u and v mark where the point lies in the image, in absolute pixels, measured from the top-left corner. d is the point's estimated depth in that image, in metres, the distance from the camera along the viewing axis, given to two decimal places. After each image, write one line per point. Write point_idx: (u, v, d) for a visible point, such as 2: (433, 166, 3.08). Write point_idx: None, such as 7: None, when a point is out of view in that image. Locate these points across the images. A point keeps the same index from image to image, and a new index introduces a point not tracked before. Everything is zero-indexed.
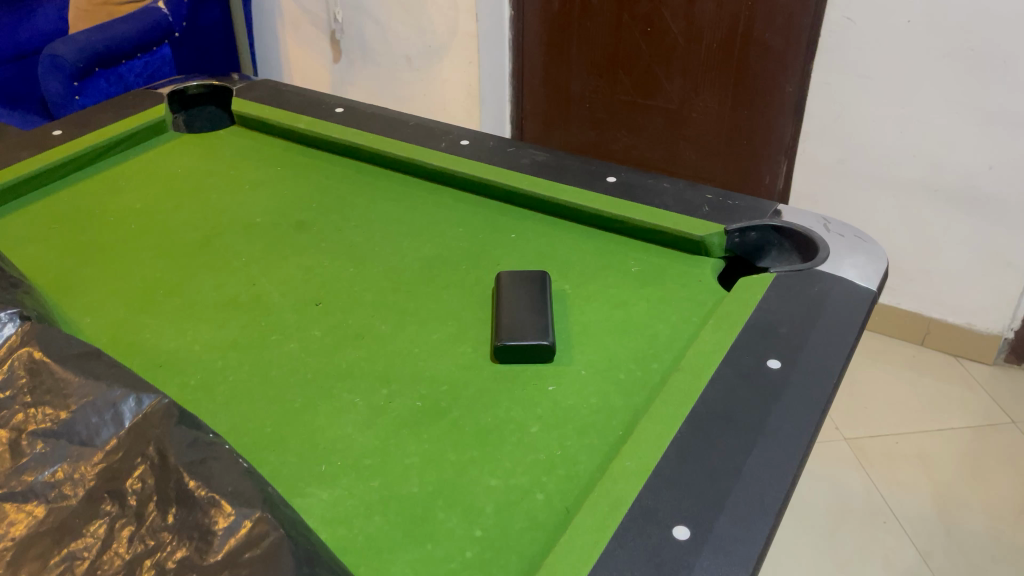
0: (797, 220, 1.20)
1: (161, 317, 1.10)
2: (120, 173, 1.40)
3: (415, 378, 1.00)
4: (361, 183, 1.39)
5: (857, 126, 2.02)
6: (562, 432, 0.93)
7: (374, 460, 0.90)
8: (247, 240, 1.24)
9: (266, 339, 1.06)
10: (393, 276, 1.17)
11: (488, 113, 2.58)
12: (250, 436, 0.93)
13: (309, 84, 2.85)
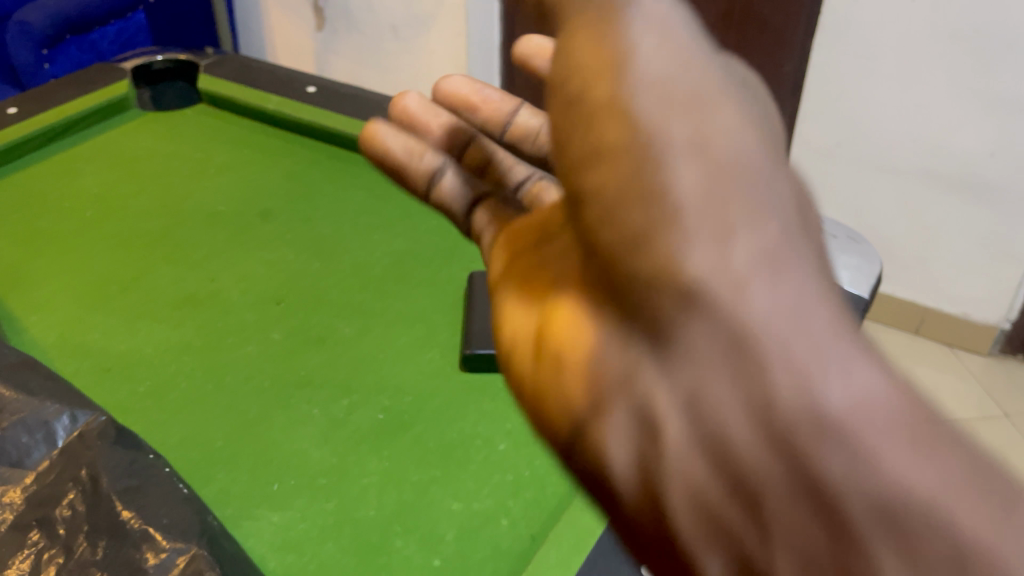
0: None
1: (112, 316, 1.04)
2: (78, 154, 1.33)
3: (379, 387, 0.94)
4: (333, 169, 1.32)
5: (858, 109, 1.91)
6: (531, 450, 0.87)
7: (330, 479, 0.85)
8: (208, 231, 1.18)
9: (223, 342, 1.00)
10: (360, 273, 1.11)
11: None
12: (199, 452, 0.87)
13: (293, 53, 2.76)
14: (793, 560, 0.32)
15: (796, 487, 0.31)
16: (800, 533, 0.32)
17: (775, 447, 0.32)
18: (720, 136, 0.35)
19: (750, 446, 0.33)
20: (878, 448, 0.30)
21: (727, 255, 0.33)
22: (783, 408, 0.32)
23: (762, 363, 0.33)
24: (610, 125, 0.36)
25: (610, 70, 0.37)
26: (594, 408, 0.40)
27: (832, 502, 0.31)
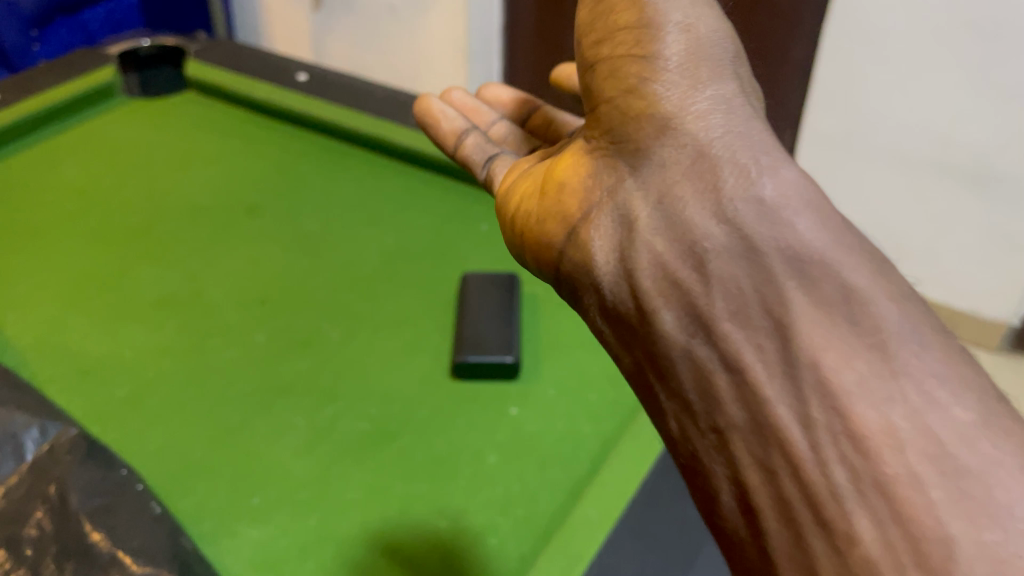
0: None
1: (92, 315, 1.01)
2: (61, 144, 1.30)
3: (365, 395, 0.91)
4: (324, 161, 1.28)
5: (865, 99, 1.87)
6: (522, 463, 0.84)
7: (312, 492, 0.81)
8: (193, 227, 1.15)
9: (205, 344, 0.97)
10: (349, 272, 1.07)
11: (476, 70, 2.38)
12: (177, 461, 0.84)
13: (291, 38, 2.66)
14: (732, 296, 0.51)
15: (731, 243, 0.52)
16: (736, 279, 0.51)
17: (715, 218, 0.53)
18: (699, 40, 0.60)
19: (698, 217, 0.54)
20: (787, 216, 0.52)
21: (694, 108, 0.57)
22: (717, 191, 0.54)
23: (716, 170, 0.54)
24: (630, 71, 0.61)
25: (636, 15, 0.61)
26: (589, 218, 0.61)
27: (755, 249, 0.51)
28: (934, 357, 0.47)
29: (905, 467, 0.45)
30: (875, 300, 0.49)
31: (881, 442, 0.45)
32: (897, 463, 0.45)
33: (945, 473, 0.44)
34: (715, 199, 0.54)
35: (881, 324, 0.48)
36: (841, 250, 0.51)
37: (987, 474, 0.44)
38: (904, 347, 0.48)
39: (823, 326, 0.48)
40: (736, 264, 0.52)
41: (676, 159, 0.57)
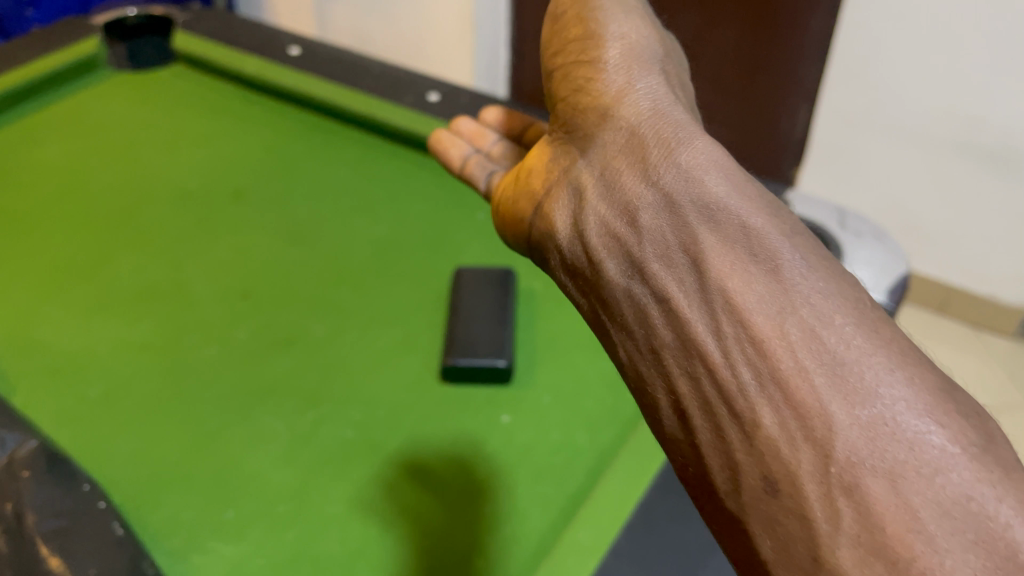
0: (809, 212, 1.04)
1: (65, 309, 0.96)
2: (41, 121, 1.25)
3: (349, 399, 0.86)
4: (316, 142, 1.22)
5: (886, 76, 1.77)
6: (513, 477, 0.79)
7: (290, 506, 0.77)
8: (176, 212, 1.10)
9: (184, 341, 0.92)
10: (338, 264, 1.02)
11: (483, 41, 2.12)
12: (149, 469, 0.79)
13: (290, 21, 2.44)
14: (655, 236, 0.57)
15: (648, 187, 0.58)
16: (658, 222, 0.57)
17: (639, 170, 0.59)
18: (632, 43, 0.67)
19: (625, 169, 0.60)
20: (700, 175, 0.56)
21: (628, 86, 0.63)
22: (640, 145, 0.60)
23: (642, 136, 0.60)
24: (574, 57, 0.68)
25: (583, 27, 0.69)
26: (550, 191, 0.67)
27: (674, 196, 0.57)
28: (821, 275, 0.52)
29: (801, 368, 0.49)
30: (774, 224, 0.54)
31: (777, 344, 0.50)
32: (793, 364, 0.49)
33: (837, 373, 0.48)
34: (640, 152, 0.60)
35: (776, 244, 0.53)
36: (745, 194, 0.55)
37: (860, 362, 0.48)
38: (796, 271, 0.52)
39: (727, 251, 0.54)
40: (655, 207, 0.57)
41: (610, 125, 0.63)
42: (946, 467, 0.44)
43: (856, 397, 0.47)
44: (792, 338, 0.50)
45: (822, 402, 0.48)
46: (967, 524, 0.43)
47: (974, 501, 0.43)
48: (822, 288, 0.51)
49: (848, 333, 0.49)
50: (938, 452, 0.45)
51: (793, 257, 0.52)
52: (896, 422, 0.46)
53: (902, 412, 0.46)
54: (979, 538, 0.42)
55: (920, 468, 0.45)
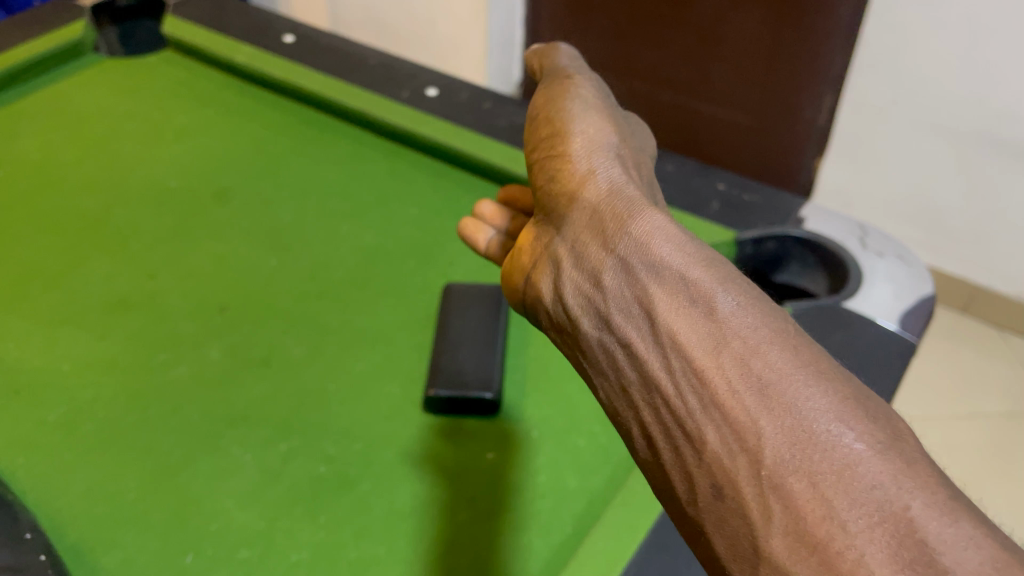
0: (826, 228, 0.94)
1: (30, 320, 0.90)
2: (20, 112, 1.19)
3: (324, 431, 0.80)
4: (306, 139, 1.16)
5: (915, 66, 1.66)
6: (495, 524, 0.73)
7: (253, 551, 0.71)
8: (153, 214, 1.04)
9: (153, 360, 0.86)
10: (320, 275, 0.96)
11: (495, 24, 2.05)
12: (104, 506, 0.74)
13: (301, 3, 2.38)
14: (614, 287, 0.53)
15: (609, 247, 0.55)
16: (619, 285, 0.53)
17: (603, 231, 0.56)
18: (592, 137, 0.63)
19: (591, 236, 0.57)
20: (649, 235, 0.53)
21: (591, 172, 0.60)
22: (604, 212, 0.57)
23: (597, 201, 0.58)
24: (540, 143, 0.66)
25: (551, 126, 0.66)
26: (535, 261, 0.62)
27: (629, 260, 0.53)
28: (753, 306, 0.48)
29: (728, 380, 0.46)
30: (716, 264, 0.50)
31: (710, 366, 0.47)
32: (721, 379, 0.46)
33: (762, 383, 0.45)
34: (604, 214, 0.56)
35: (713, 281, 0.49)
36: (685, 241, 0.52)
37: (786, 380, 0.45)
38: (727, 300, 0.48)
39: (672, 295, 0.50)
40: (611, 261, 0.54)
41: (578, 198, 0.59)
42: (859, 459, 0.41)
43: (778, 403, 0.44)
44: (721, 354, 0.47)
45: (748, 412, 0.44)
46: (876, 509, 0.39)
47: (881, 489, 0.40)
48: (749, 306, 0.48)
49: (775, 350, 0.46)
50: (855, 452, 0.41)
51: (726, 291, 0.48)
52: (814, 427, 0.43)
53: (816, 413, 0.43)
54: (887, 523, 0.39)
55: (835, 465, 0.41)
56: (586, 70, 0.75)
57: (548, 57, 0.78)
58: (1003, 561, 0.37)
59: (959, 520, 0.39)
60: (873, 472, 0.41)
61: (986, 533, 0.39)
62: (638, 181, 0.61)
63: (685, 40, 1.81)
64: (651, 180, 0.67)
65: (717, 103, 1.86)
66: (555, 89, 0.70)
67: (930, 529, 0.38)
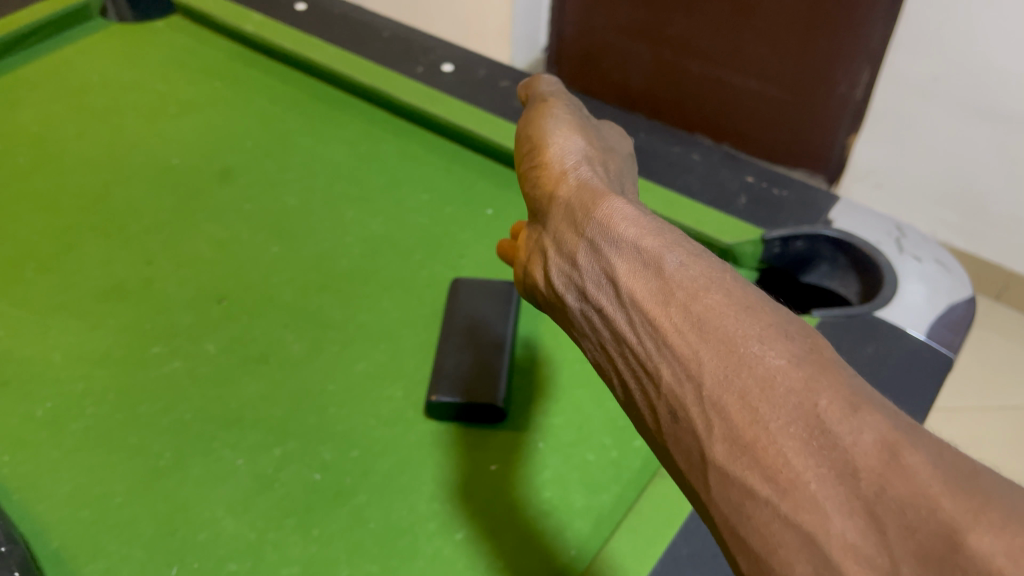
0: (859, 228, 0.88)
1: (22, 306, 0.87)
2: (21, 83, 1.15)
3: (321, 435, 0.76)
4: (314, 115, 1.11)
5: (960, 43, 1.56)
6: (497, 542, 0.69)
7: (241, 565, 0.68)
8: (154, 195, 1.00)
9: (146, 353, 0.83)
10: (323, 265, 0.92)
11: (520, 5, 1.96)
12: (90, 510, 0.71)
13: None
14: (584, 261, 0.51)
15: (579, 227, 0.52)
16: (586, 259, 0.51)
17: (573, 215, 0.54)
18: (565, 141, 0.62)
19: (566, 223, 0.54)
20: (609, 209, 0.51)
21: (566, 172, 0.59)
22: (575, 202, 0.54)
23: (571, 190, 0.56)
24: (522, 155, 0.64)
25: (529, 139, 0.64)
26: (528, 257, 0.59)
27: (591, 233, 0.51)
28: (694, 252, 0.45)
29: (670, 317, 0.43)
30: (664, 226, 0.48)
31: (657, 311, 0.44)
32: (664, 317, 0.43)
33: (696, 315, 0.42)
34: (576, 202, 0.54)
35: (663, 239, 0.46)
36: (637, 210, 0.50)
37: (719, 309, 0.41)
38: (670, 251, 0.46)
39: (625, 254, 0.47)
40: (581, 239, 0.52)
41: (555, 195, 0.57)
42: (777, 366, 0.38)
43: (710, 328, 0.41)
44: (664, 297, 0.44)
45: (686, 342, 0.42)
46: (790, 408, 0.37)
47: (795, 391, 0.37)
48: (692, 251, 0.45)
49: (712, 284, 0.43)
50: (775, 362, 0.38)
51: (670, 246, 0.46)
52: (738, 344, 0.40)
53: (740, 329, 0.40)
54: (800, 419, 0.36)
55: (756, 378, 0.38)
56: (567, 96, 0.72)
57: (531, 86, 0.75)
58: (905, 439, 0.34)
59: (865, 406, 0.35)
60: (788, 377, 0.37)
61: (891, 417, 0.35)
62: (605, 179, 0.59)
63: (720, 11, 1.73)
64: (630, 182, 0.64)
65: (749, 75, 1.78)
66: (533, 110, 0.68)
67: (837, 418, 0.35)
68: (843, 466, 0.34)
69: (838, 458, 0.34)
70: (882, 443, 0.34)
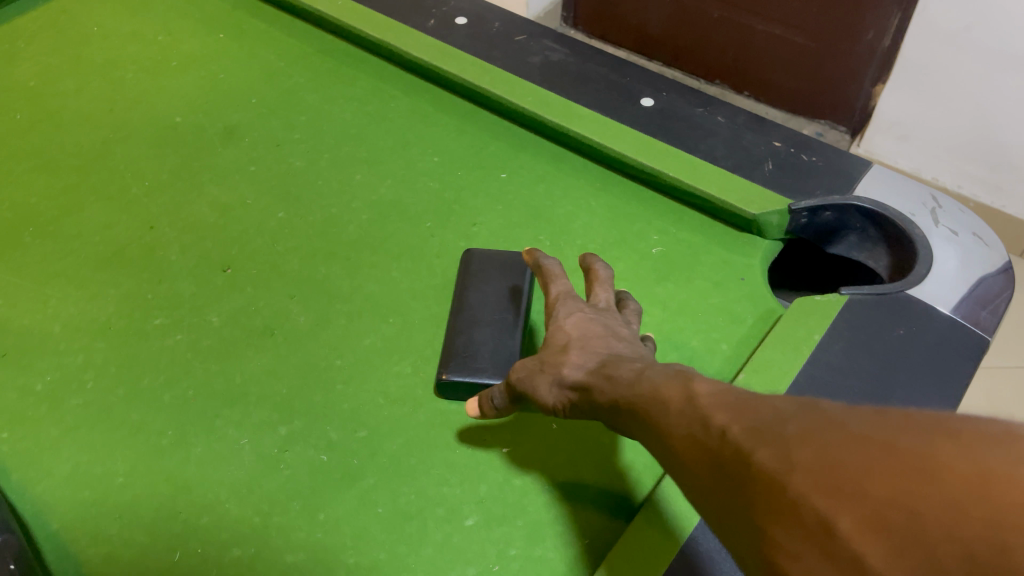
0: (891, 198, 0.83)
1: (21, 275, 0.84)
2: (19, 34, 1.11)
3: (328, 413, 0.74)
4: (321, 68, 1.06)
5: None
6: (507, 529, 0.66)
7: (245, 551, 0.66)
8: (156, 155, 0.96)
9: (148, 324, 0.80)
10: (330, 231, 0.88)
11: None
12: (92, 491, 0.69)
13: None
14: (597, 411, 0.60)
15: (577, 394, 0.62)
16: (597, 411, 0.60)
17: (568, 392, 0.62)
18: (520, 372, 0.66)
19: (569, 399, 0.62)
20: (587, 382, 0.61)
21: (542, 385, 0.64)
22: (561, 385, 0.63)
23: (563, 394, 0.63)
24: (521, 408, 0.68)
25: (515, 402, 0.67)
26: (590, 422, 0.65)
27: (587, 396, 0.60)
28: (646, 372, 0.56)
29: (636, 412, 0.53)
30: (622, 370, 0.58)
31: (633, 412, 0.54)
32: (636, 414, 0.53)
33: (647, 401, 0.52)
34: (566, 391, 0.62)
35: (627, 376, 0.57)
36: (604, 372, 0.60)
37: (659, 391, 0.52)
38: (635, 379, 0.56)
39: (609, 393, 0.58)
40: (584, 399, 0.61)
41: (556, 403, 0.63)
42: (675, 419, 0.48)
43: (652, 407, 0.51)
44: (632, 399, 0.54)
45: (645, 421, 0.51)
46: (689, 439, 0.45)
47: (689, 421, 0.46)
48: (645, 373, 0.56)
49: (654, 380, 0.54)
50: (678, 408, 0.48)
51: (628, 379, 0.57)
52: (665, 404, 0.50)
53: (657, 410, 0.50)
54: (692, 444, 0.45)
55: (672, 422, 0.48)
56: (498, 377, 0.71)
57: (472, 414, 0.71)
58: (738, 420, 0.42)
59: (716, 409, 0.45)
60: (678, 418, 0.47)
61: (730, 406, 0.44)
62: (582, 354, 0.63)
63: None
64: (601, 319, 0.68)
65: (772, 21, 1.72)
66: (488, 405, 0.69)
67: (706, 435, 0.44)
68: (705, 455, 0.43)
69: (704, 452, 0.43)
70: (721, 431, 0.42)
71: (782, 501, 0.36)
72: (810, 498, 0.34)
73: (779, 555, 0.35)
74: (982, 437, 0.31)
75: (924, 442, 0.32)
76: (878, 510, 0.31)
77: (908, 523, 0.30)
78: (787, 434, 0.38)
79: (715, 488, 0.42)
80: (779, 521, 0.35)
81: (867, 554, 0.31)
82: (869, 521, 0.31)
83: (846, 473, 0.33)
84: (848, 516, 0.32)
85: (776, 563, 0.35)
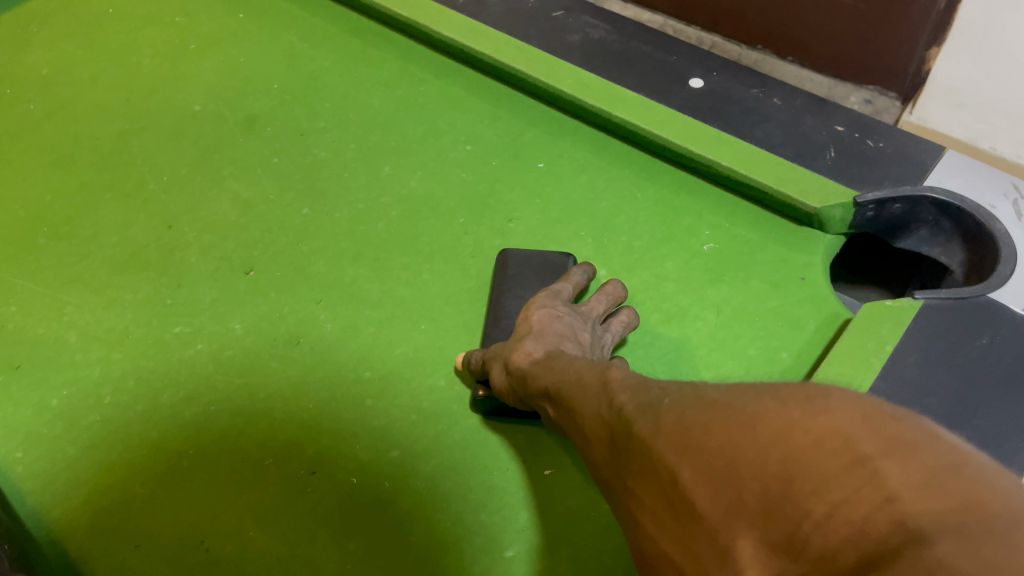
0: (968, 189, 0.76)
1: (35, 280, 0.80)
2: (33, 17, 1.06)
3: (360, 432, 0.69)
4: (346, 50, 1.00)
5: None
6: (551, 561, 0.61)
7: None
8: (174, 147, 0.91)
9: (168, 334, 0.76)
10: (357, 229, 0.83)
11: None
12: (109, 518, 0.65)
13: None
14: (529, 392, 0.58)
15: (517, 373, 0.60)
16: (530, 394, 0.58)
17: (511, 370, 0.61)
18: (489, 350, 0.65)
19: (511, 379, 0.61)
20: (527, 366, 0.59)
21: (498, 361, 0.63)
22: (508, 364, 0.61)
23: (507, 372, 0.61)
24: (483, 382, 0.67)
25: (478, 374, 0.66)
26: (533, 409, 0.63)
27: (524, 377, 0.59)
28: (575, 363, 0.54)
29: (563, 392, 0.52)
30: (557, 360, 0.57)
31: (558, 391, 0.53)
32: (563, 392, 0.52)
33: (573, 382, 0.51)
34: (511, 371, 0.61)
35: (559, 364, 0.56)
36: (543, 360, 0.58)
37: (601, 370, 0.50)
38: (562, 367, 0.55)
39: (539, 377, 0.56)
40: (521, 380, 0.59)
41: (502, 381, 0.62)
42: (587, 397, 0.48)
43: (572, 384, 0.51)
44: (559, 383, 0.53)
45: (568, 397, 0.51)
46: (596, 414, 0.45)
47: (608, 399, 0.45)
48: (578, 361, 0.54)
49: (583, 367, 0.53)
50: (601, 384, 0.47)
51: (558, 367, 0.55)
52: (597, 380, 0.48)
53: (577, 387, 0.50)
54: (598, 417, 0.45)
55: (596, 400, 0.46)
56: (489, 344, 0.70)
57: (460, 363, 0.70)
58: (637, 395, 0.42)
59: (620, 389, 0.44)
60: (589, 396, 0.47)
61: (637, 387, 0.43)
62: (534, 343, 0.62)
63: None
64: (567, 319, 0.65)
65: None
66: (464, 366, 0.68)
67: (612, 412, 0.43)
68: (606, 432, 0.43)
69: (605, 428, 0.43)
70: (619, 405, 0.42)
71: (643, 462, 0.36)
72: (664, 455, 0.35)
73: (641, 509, 0.36)
74: (798, 390, 0.31)
75: (751, 399, 0.32)
76: (704, 459, 0.32)
77: (729, 473, 0.31)
78: (661, 402, 0.38)
79: (608, 455, 0.42)
80: (643, 479, 0.36)
81: (699, 500, 0.32)
82: (699, 470, 0.32)
83: (688, 430, 0.34)
84: (691, 470, 0.33)
85: (639, 515, 0.36)
